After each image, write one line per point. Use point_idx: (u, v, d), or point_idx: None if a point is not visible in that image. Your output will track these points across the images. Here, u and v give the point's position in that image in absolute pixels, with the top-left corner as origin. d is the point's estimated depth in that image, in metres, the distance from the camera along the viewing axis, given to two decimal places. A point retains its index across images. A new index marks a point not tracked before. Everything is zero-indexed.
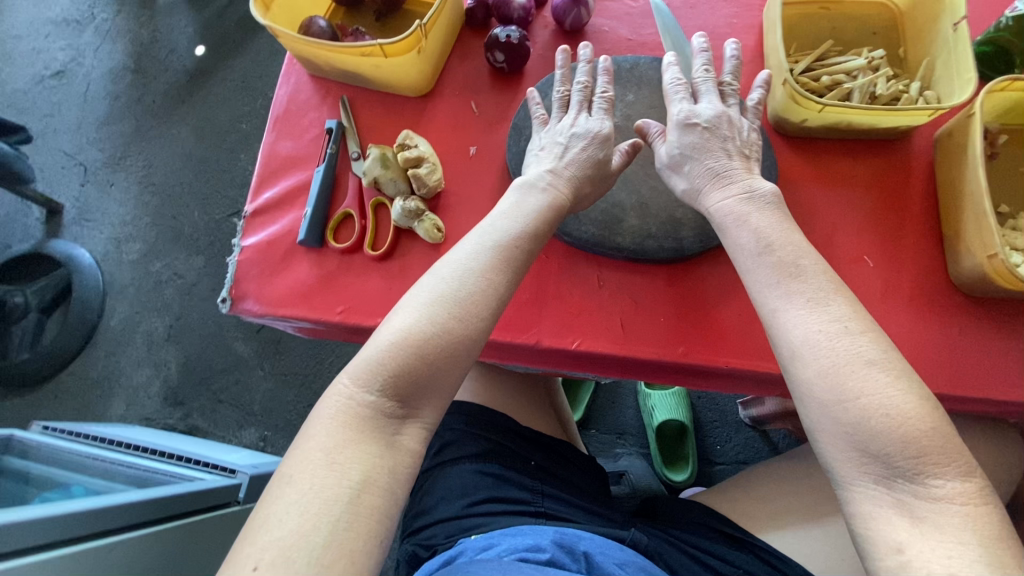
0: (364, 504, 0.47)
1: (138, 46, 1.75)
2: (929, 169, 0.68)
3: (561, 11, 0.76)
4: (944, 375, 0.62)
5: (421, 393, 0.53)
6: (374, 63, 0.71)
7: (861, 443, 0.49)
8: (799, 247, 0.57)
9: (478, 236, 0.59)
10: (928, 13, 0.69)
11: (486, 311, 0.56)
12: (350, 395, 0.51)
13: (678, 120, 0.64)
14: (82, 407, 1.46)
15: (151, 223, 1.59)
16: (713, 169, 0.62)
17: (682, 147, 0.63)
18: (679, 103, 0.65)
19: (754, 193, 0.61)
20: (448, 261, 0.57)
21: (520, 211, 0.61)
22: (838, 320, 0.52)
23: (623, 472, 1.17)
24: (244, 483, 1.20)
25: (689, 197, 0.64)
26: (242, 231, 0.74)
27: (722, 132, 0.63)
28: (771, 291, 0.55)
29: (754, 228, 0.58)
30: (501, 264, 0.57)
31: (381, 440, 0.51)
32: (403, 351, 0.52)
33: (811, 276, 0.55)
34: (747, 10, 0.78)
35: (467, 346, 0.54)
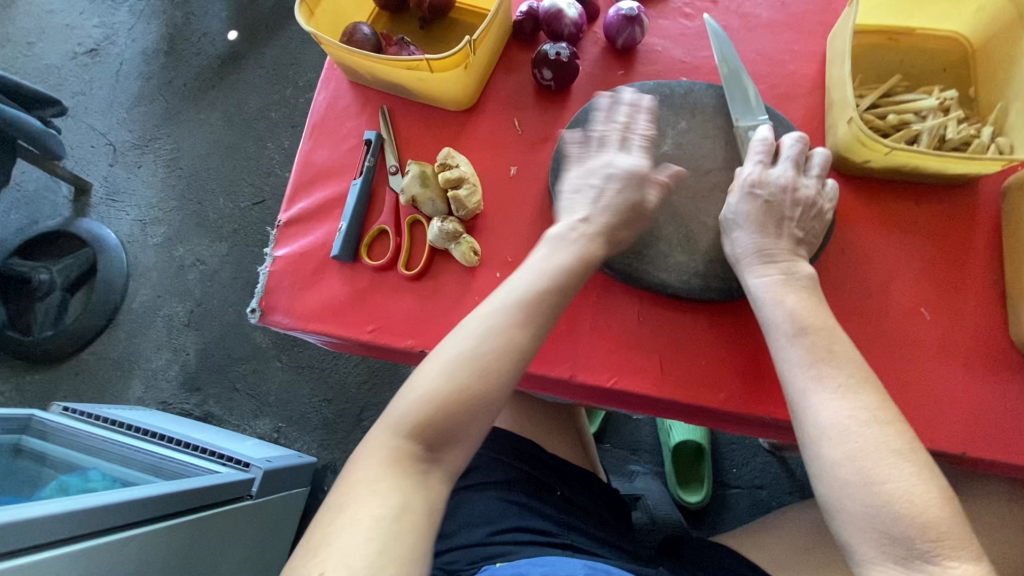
0: (404, 526, 0.48)
1: (172, 28, 1.74)
2: (995, 219, 0.65)
3: (614, 29, 0.73)
4: (1000, 440, 0.58)
5: (449, 439, 0.53)
6: (419, 76, 0.69)
7: (882, 524, 0.49)
8: (832, 331, 0.56)
9: (497, 294, 0.57)
10: (1005, 53, 0.65)
11: (509, 362, 0.54)
12: (385, 437, 0.52)
13: (743, 183, 0.62)
14: (102, 387, 1.48)
15: (177, 207, 1.59)
16: (761, 244, 0.60)
17: (737, 212, 0.62)
18: (753, 165, 0.63)
19: (793, 276, 0.59)
20: (471, 316, 0.56)
21: (533, 267, 0.59)
22: (866, 409, 0.52)
23: (638, 495, 1.15)
24: (256, 479, 1.16)
25: (731, 262, 0.63)
26: (274, 240, 0.73)
27: (783, 210, 0.61)
28: (801, 371, 0.55)
29: (788, 309, 0.57)
30: (523, 320, 0.55)
31: (412, 480, 0.51)
32: (431, 402, 0.52)
33: (842, 363, 0.54)
34: (809, 36, 0.74)
35: (496, 397, 0.53)
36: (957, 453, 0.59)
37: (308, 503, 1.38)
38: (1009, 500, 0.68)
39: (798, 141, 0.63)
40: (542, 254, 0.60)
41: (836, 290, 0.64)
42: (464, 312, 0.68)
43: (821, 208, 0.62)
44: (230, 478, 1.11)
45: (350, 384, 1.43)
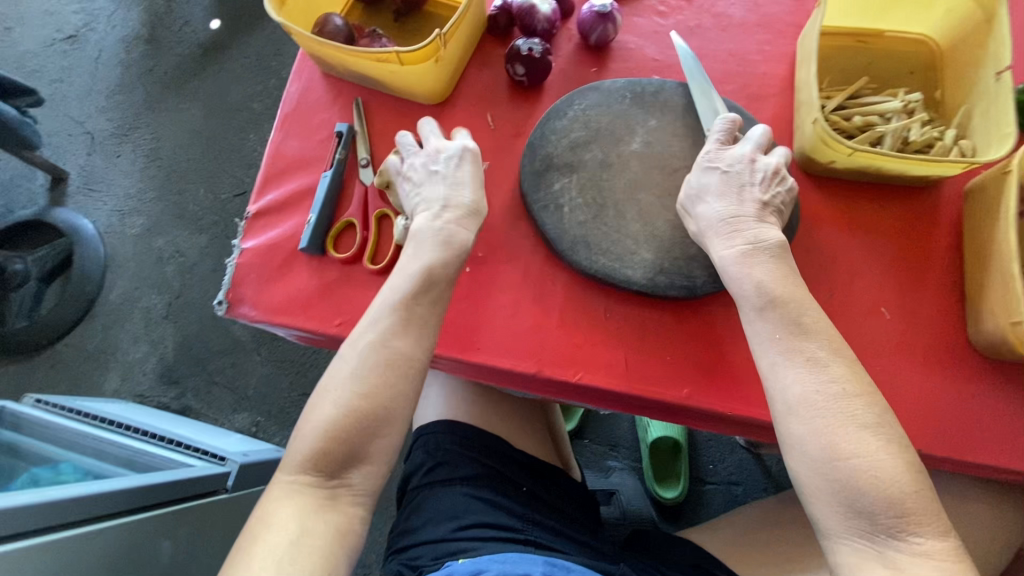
0: (308, 546, 0.53)
1: (153, 16, 1.71)
2: (957, 220, 0.66)
3: (587, 25, 0.73)
4: (954, 439, 0.60)
5: (350, 460, 0.56)
6: (390, 69, 0.68)
7: (850, 501, 0.49)
8: (802, 302, 0.55)
9: (378, 303, 0.61)
10: (970, 57, 0.66)
11: (393, 377, 0.58)
12: (287, 478, 0.56)
13: (703, 159, 0.63)
14: (77, 379, 1.45)
15: (156, 198, 1.57)
16: (725, 211, 0.60)
17: (699, 185, 0.62)
18: (711, 143, 0.63)
19: (759, 245, 0.58)
20: (353, 342, 0.59)
21: (410, 272, 0.61)
22: (836, 382, 0.51)
23: (613, 489, 1.15)
24: (232, 472, 1.16)
25: (697, 237, 0.62)
26: (242, 232, 0.72)
27: (744, 179, 0.61)
28: (770, 344, 0.54)
29: (755, 281, 0.56)
30: (402, 331, 0.59)
31: (318, 504, 0.55)
32: (322, 435, 0.56)
33: (813, 335, 0.53)
34: (781, 37, 0.75)
35: (387, 412, 0.57)
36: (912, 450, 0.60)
37: None
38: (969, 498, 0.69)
39: (762, 131, 0.64)
40: (417, 258, 0.62)
41: None
42: None
43: (784, 175, 0.62)
44: (205, 472, 1.10)
45: None
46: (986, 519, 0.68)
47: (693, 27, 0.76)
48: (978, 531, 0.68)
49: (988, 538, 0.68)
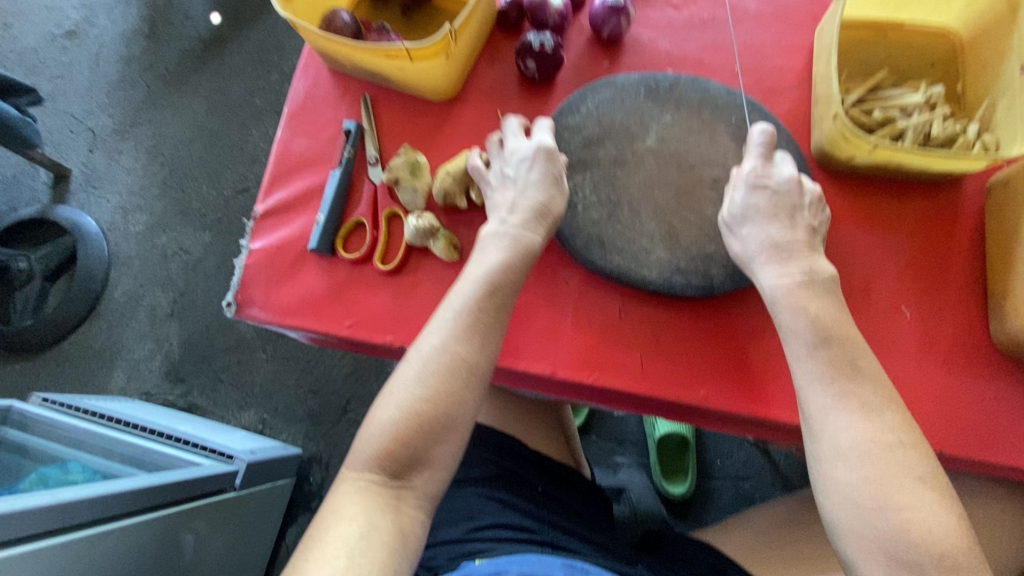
0: (374, 542, 0.52)
1: (153, 10, 1.69)
2: (979, 217, 0.64)
3: (599, 19, 0.71)
4: (976, 439, 0.59)
5: (414, 463, 0.55)
6: (398, 65, 0.67)
7: (896, 551, 0.47)
8: (857, 343, 0.53)
9: (442, 308, 0.59)
10: (994, 49, 0.64)
11: (459, 383, 0.56)
12: (353, 476, 0.55)
13: (747, 178, 0.60)
14: (83, 377, 1.45)
15: (159, 195, 1.56)
16: (777, 238, 0.57)
17: (745, 208, 0.59)
18: (754, 160, 0.61)
19: (814, 276, 0.56)
20: (420, 343, 0.58)
21: (477, 276, 0.59)
22: (890, 431, 0.50)
23: (621, 488, 1.15)
24: (240, 470, 1.14)
25: (743, 261, 0.59)
26: (250, 233, 0.71)
27: (793, 202, 0.59)
28: (824, 385, 0.52)
29: (811, 315, 0.54)
30: (468, 334, 0.57)
31: (383, 504, 0.54)
32: (389, 436, 0.55)
33: (868, 380, 0.52)
34: (797, 29, 0.73)
35: (451, 418, 0.56)
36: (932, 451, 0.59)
37: (294, 495, 1.37)
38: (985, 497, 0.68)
39: (789, 158, 0.61)
40: (482, 260, 0.60)
41: None
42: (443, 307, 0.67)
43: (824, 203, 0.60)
44: (214, 470, 1.09)
45: (336, 376, 1.42)
46: (1004, 518, 0.68)
47: (707, 20, 0.74)
48: (995, 529, 0.67)
49: (1006, 537, 0.68)
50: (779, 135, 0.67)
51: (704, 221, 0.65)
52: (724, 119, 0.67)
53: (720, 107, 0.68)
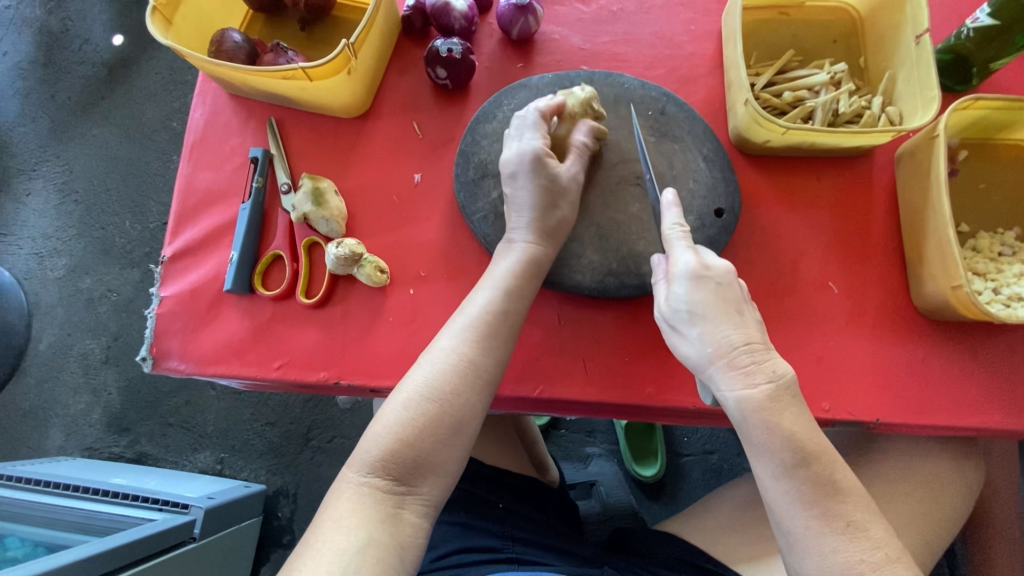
0: (370, 557, 0.47)
1: (47, 36, 1.55)
2: (891, 187, 0.66)
3: (507, 20, 0.69)
4: (909, 403, 0.61)
5: (421, 467, 0.52)
6: (298, 86, 0.63)
7: None
8: (833, 456, 0.48)
9: (454, 316, 0.57)
10: (889, 22, 0.66)
11: (469, 388, 0.54)
12: (355, 479, 0.51)
13: (687, 271, 0.52)
14: (17, 441, 1.35)
15: (76, 236, 1.45)
16: (731, 340, 0.49)
17: (690, 305, 0.51)
18: (687, 250, 0.53)
19: (780, 382, 0.49)
20: (432, 346, 0.56)
21: (496, 278, 0.58)
22: (880, 548, 0.46)
23: (592, 481, 1.14)
24: (199, 519, 1.06)
25: (698, 368, 0.51)
26: (161, 279, 0.66)
27: (738, 296, 0.52)
28: (805, 508, 0.47)
29: (784, 433, 0.48)
30: (480, 339, 0.55)
31: (384, 513, 0.50)
32: (396, 435, 0.51)
33: (849, 495, 0.47)
34: (705, 15, 0.73)
35: (459, 421, 0.53)
36: (870, 420, 0.60)
37: (263, 533, 1.30)
38: (925, 452, 0.71)
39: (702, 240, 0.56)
40: (506, 263, 0.59)
41: (745, 270, 0.65)
42: (377, 338, 0.64)
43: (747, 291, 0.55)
44: (161, 525, 0.99)
45: (291, 404, 1.34)
46: (943, 469, 0.71)
47: (616, 12, 0.73)
48: (938, 481, 0.70)
49: (952, 487, 0.70)
50: (696, 124, 0.66)
51: (631, 220, 0.64)
52: (642, 113, 0.66)
53: (636, 100, 0.66)
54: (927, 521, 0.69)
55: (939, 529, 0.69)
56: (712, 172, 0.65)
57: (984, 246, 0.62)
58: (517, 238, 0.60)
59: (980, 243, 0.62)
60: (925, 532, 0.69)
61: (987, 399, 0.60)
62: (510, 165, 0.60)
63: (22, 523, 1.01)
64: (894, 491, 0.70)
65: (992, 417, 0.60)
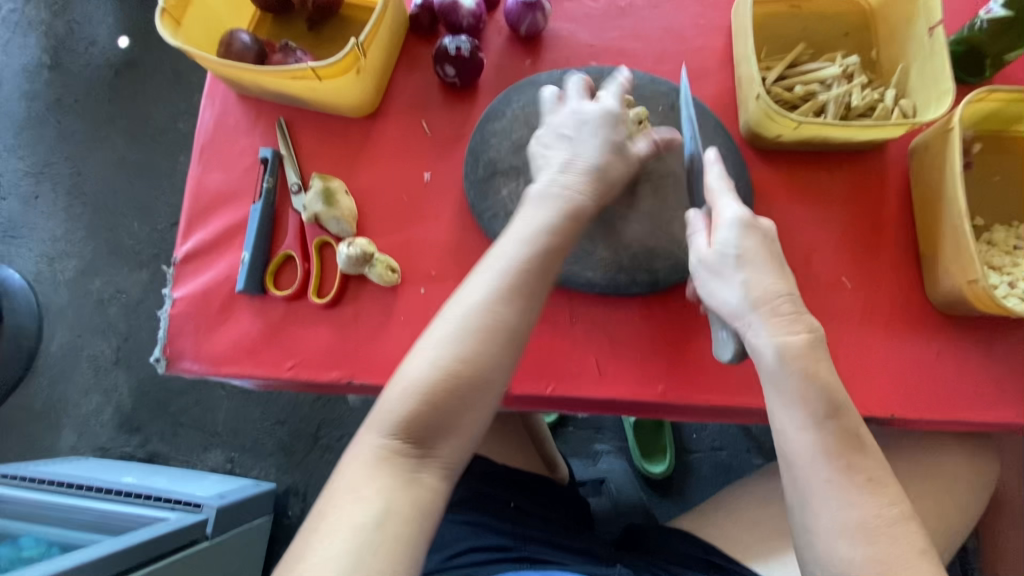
0: (389, 529, 0.46)
1: (54, 39, 1.56)
2: (904, 180, 0.66)
3: (515, 17, 0.69)
4: (922, 398, 0.60)
5: (441, 431, 0.49)
6: (308, 86, 0.63)
7: None
8: (856, 413, 0.48)
9: (486, 262, 0.52)
10: (902, 14, 0.65)
11: (499, 347, 0.50)
12: (373, 442, 0.49)
13: (737, 219, 0.51)
14: (30, 441, 1.36)
15: (86, 237, 1.46)
16: (776, 287, 0.49)
17: (739, 250, 0.50)
18: (735, 200, 0.53)
19: (818, 336, 0.49)
20: (462, 296, 0.51)
21: (530, 227, 0.53)
22: (895, 505, 0.46)
23: (602, 478, 1.19)
24: (211, 517, 1.06)
25: (738, 314, 0.50)
26: (172, 280, 0.67)
27: (779, 250, 0.52)
28: (830, 461, 0.46)
29: (819, 383, 0.47)
30: (514, 295, 0.51)
31: (402, 479, 0.48)
32: (420, 397, 0.49)
33: (872, 451, 0.47)
34: (714, 9, 0.72)
35: (487, 383, 0.50)
36: (884, 415, 0.60)
37: (274, 531, 1.30)
38: (937, 447, 0.71)
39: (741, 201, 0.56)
40: (547, 207, 0.54)
41: None
42: (389, 337, 0.64)
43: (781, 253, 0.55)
44: (173, 525, 0.99)
45: (301, 403, 1.35)
46: (955, 466, 0.70)
47: (624, 7, 0.73)
48: (951, 476, 0.70)
49: (964, 482, 0.70)
50: (706, 119, 0.65)
51: (642, 217, 0.63)
52: (652, 109, 0.66)
53: (645, 96, 0.66)
54: (939, 518, 0.68)
55: (952, 526, 0.69)
56: (723, 167, 0.64)
57: (999, 239, 0.62)
58: (562, 184, 0.55)
59: (995, 236, 0.62)
60: (939, 528, 0.68)
61: (1003, 393, 0.60)
62: (587, 112, 0.58)
63: (37, 523, 1.02)
64: (907, 486, 0.70)
65: (1007, 412, 0.60)
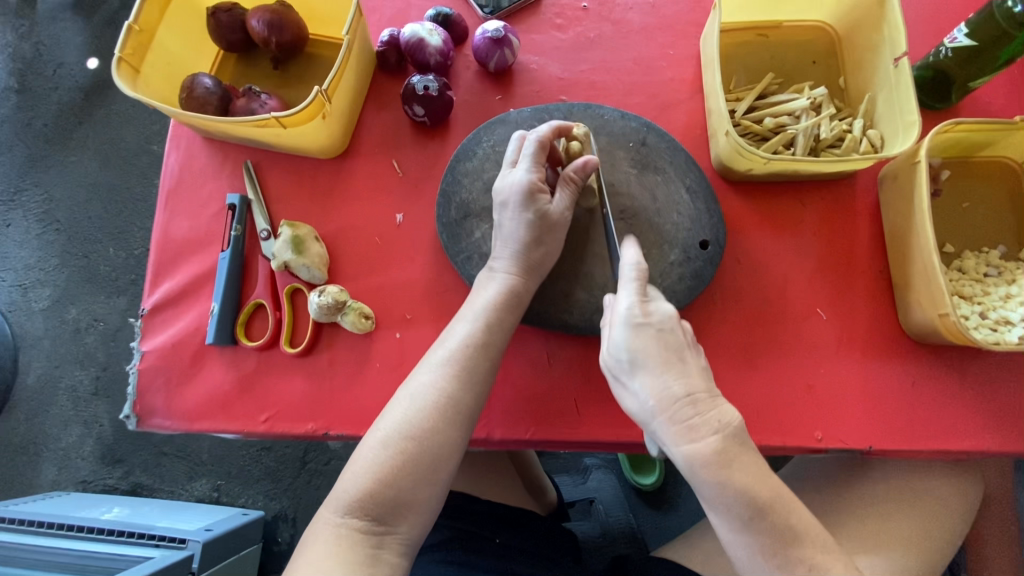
0: None
1: (21, 62, 1.52)
2: (875, 209, 0.66)
3: (484, 53, 0.68)
4: (899, 429, 0.61)
5: (398, 508, 0.51)
6: (273, 132, 0.62)
7: None
8: (788, 501, 0.47)
9: (435, 347, 0.56)
10: (868, 43, 0.66)
11: (446, 423, 0.53)
12: (333, 521, 0.50)
13: (623, 321, 0.50)
14: (9, 477, 1.33)
15: (60, 265, 1.42)
16: (670, 391, 0.48)
17: (629, 355, 0.50)
18: (627, 298, 0.52)
19: (727, 432, 0.47)
20: (409, 382, 0.55)
21: (475, 309, 0.57)
22: None
23: (591, 498, 1.16)
24: (197, 552, 1.03)
25: (645, 420, 0.50)
26: (140, 334, 0.65)
27: (679, 342, 0.50)
28: (765, 558, 0.46)
29: (735, 486, 0.46)
30: (459, 374, 0.54)
31: (362, 556, 0.49)
32: (372, 477, 0.51)
33: (807, 539, 0.47)
34: (684, 38, 0.72)
35: (438, 459, 0.52)
36: (863, 447, 0.60)
37: (264, 559, 1.28)
38: (919, 468, 0.72)
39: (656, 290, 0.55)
40: (486, 296, 0.58)
41: (732, 300, 0.64)
42: (366, 385, 0.63)
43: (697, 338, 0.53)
44: (159, 561, 0.96)
45: None
46: (935, 485, 0.71)
47: (593, 38, 0.72)
48: (933, 496, 0.70)
49: (946, 502, 0.70)
50: (677, 154, 0.65)
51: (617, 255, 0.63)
52: (622, 145, 0.65)
53: (616, 132, 0.66)
54: (926, 537, 0.69)
55: (937, 546, 0.69)
56: (696, 202, 0.64)
57: (969, 267, 0.62)
58: (499, 268, 0.59)
59: (966, 264, 0.62)
60: (925, 546, 0.69)
61: (979, 420, 0.60)
62: (503, 194, 0.59)
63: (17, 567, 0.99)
64: (889, 508, 0.70)
65: (984, 438, 0.60)
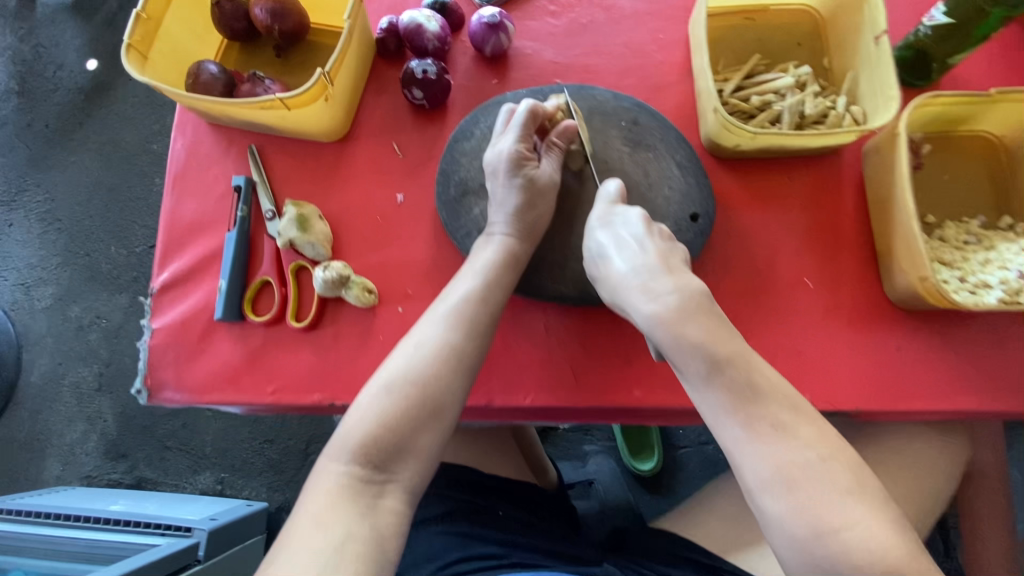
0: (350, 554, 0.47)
1: (21, 64, 1.54)
2: (859, 182, 0.68)
3: (480, 38, 0.71)
4: (885, 391, 0.63)
5: (399, 453, 0.52)
6: (278, 115, 0.64)
7: None
8: (749, 360, 0.49)
9: (437, 304, 0.59)
10: (850, 23, 0.68)
11: (448, 374, 0.55)
12: (336, 470, 0.51)
13: (593, 224, 0.59)
14: (15, 472, 1.35)
15: (62, 263, 1.44)
16: (628, 267, 0.54)
17: (597, 247, 0.57)
18: (599, 207, 0.60)
19: (683, 294, 0.51)
20: (412, 335, 0.57)
21: (477, 268, 0.60)
22: (808, 446, 0.46)
23: (590, 479, 1.14)
24: (202, 541, 1.05)
25: (616, 301, 0.55)
26: (151, 312, 0.67)
27: (640, 231, 0.56)
28: (727, 413, 0.48)
29: (690, 339, 0.49)
30: (462, 327, 0.57)
31: (363, 505, 0.50)
32: (375, 422, 0.52)
33: (770, 396, 0.48)
34: (673, 23, 0.75)
35: (439, 408, 0.54)
36: (850, 409, 0.63)
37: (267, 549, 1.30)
38: (907, 435, 0.74)
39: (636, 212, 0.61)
40: (485, 256, 0.61)
41: (722, 271, 0.67)
42: (369, 358, 0.65)
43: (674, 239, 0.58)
44: (167, 550, 0.98)
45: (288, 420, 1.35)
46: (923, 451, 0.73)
47: (586, 24, 0.75)
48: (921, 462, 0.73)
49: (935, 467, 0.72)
50: (668, 131, 0.68)
51: None
52: (615, 124, 0.68)
53: (609, 112, 0.68)
54: (913, 502, 0.71)
55: (924, 509, 0.72)
56: (687, 177, 0.66)
57: (950, 235, 0.64)
58: (497, 231, 0.62)
59: (947, 233, 0.65)
60: (912, 510, 0.71)
61: (962, 382, 0.63)
62: (492, 164, 0.64)
63: (26, 556, 1.00)
64: (880, 473, 0.72)
65: (966, 399, 0.62)
